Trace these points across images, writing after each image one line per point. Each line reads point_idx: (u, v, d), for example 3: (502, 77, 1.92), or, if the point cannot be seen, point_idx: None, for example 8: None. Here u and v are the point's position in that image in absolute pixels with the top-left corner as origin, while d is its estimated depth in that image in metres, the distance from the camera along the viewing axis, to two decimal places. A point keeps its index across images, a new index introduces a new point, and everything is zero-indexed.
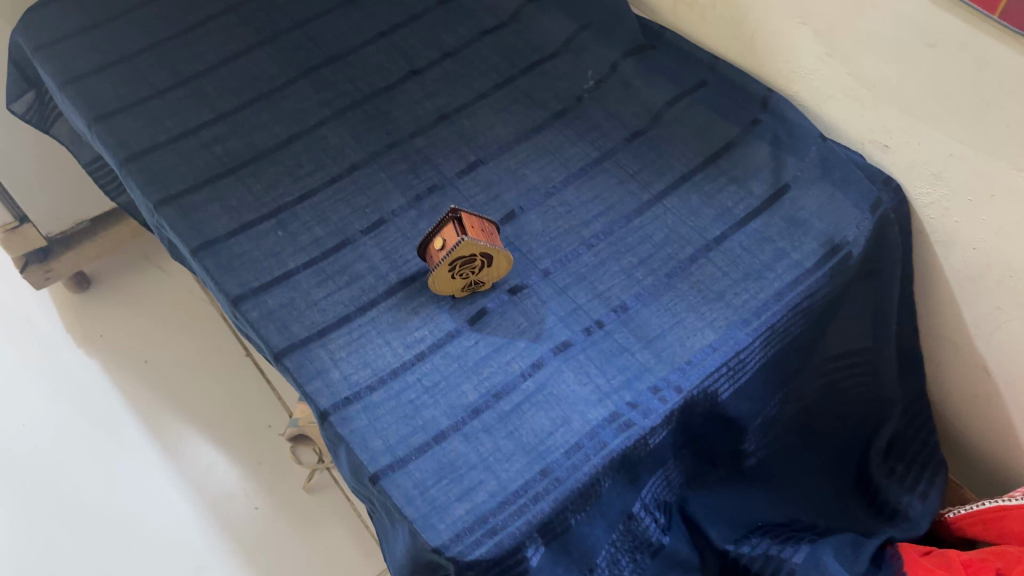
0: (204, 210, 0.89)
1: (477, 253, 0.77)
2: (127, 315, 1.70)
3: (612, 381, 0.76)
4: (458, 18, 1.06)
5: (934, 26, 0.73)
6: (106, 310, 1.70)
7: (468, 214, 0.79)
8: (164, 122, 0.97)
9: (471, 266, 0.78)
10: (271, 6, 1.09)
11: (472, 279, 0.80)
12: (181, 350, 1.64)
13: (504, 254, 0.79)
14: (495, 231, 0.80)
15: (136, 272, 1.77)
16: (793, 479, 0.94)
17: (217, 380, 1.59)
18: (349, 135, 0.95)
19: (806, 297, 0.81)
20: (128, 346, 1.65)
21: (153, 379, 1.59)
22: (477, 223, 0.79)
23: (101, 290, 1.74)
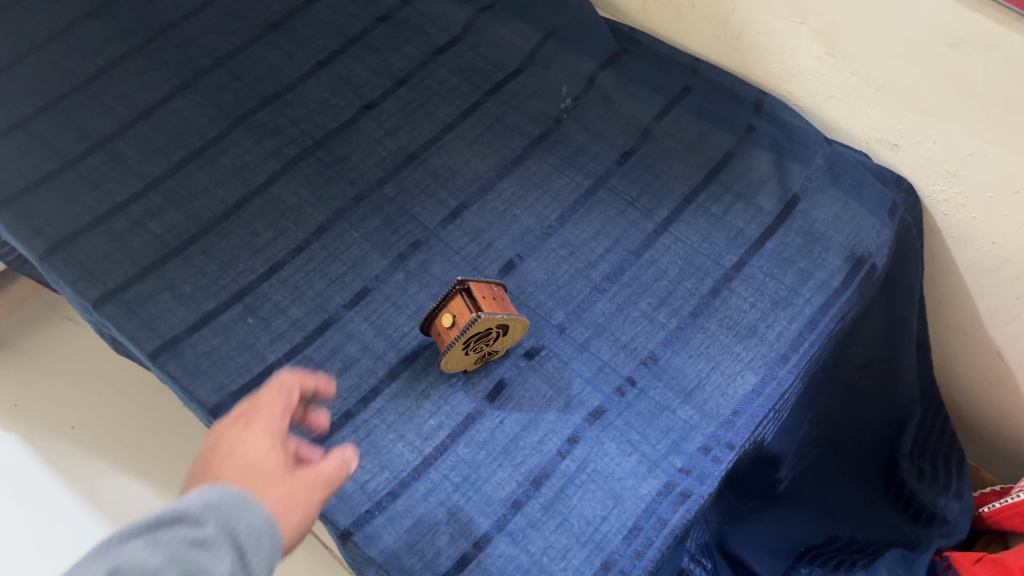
0: (155, 303, 0.76)
1: (495, 325, 0.68)
2: (43, 378, 1.47)
3: (657, 447, 0.70)
4: (403, 36, 0.94)
5: (957, 26, 0.67)
6: (15, 375, 1.47)
7: (476, 283, 0.70)
8: (84, 199, 0.82)
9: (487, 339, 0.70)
10: (181, 39, 0.94)
11: (487, 349, 0.71)
12: (109, 408, 1.42)
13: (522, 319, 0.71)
14: (507, 297, 0.72)
15: (44, 329, 1.54)
16: (827, 492, 0.89)
17: (164, 435, 1.39)
18: (308, 191, 0.83)
19: (839, 320, 0.76)
20: (51, 413, 1.42)
21: (81, 447, 1.38)
22: (487, 292, 0.70)
23: (6, 354, 1.50)
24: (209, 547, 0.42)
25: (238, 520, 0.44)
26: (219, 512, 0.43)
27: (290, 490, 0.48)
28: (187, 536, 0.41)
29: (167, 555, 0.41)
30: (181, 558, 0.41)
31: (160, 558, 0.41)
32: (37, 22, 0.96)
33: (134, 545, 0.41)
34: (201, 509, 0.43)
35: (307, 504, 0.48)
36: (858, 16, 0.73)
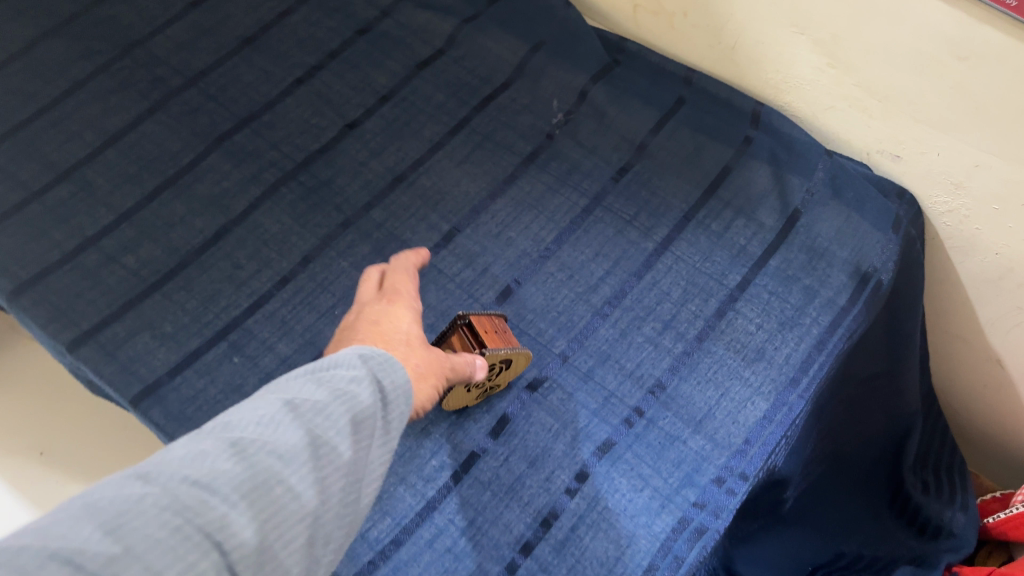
0: (134, 343, 0.72)
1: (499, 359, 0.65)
2: None
3: (669, 480, 0.67)
4: (384, 50, 0.90)
5: (966, 37, 0.65)
6: None
7: (477, 316, 0.67)
8: (52, 234, 0.78)
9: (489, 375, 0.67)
10: (149, 58, 0.89)
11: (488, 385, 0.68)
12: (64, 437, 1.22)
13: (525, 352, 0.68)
14: (508, 330, 0.69)
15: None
16: (827, 508, 0.86)
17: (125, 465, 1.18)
18: (291, 218, 0.79)
19: (847, 340, 0.74)
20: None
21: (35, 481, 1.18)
22: (488, 325, 0.67)
23: None
24: (364, 383, 0.47)
25: (388, 369, 0.50)
26: (375, 362, 0.49)
27: (428, 360, 0.56)
28: (347, 374, 0.47)
29: (333, 388, 0.46)
30: (349, 388, 0.47)
31: (327, 391, 0.46)
32: None
33: (302, 381, 0.47)
34: (361, 359, 0.49)
35: (449, 365, 0.58)
36: (861, 27, 0.70)
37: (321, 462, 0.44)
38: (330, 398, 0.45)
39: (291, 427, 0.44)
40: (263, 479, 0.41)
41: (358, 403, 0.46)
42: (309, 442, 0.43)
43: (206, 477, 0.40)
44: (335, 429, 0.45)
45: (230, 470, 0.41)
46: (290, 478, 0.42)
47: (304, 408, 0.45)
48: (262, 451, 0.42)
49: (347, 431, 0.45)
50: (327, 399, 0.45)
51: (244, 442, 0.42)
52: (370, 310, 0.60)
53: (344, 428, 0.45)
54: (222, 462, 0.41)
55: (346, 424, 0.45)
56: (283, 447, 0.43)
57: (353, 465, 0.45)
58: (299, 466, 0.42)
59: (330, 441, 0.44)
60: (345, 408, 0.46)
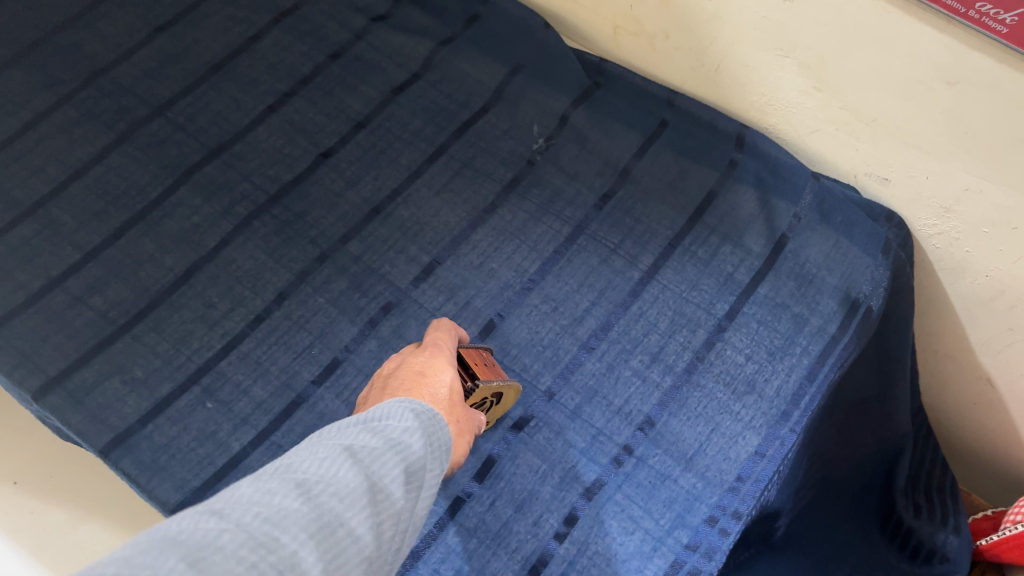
0: (102, 390, 0.69)
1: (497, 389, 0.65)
2: None
3: (660, 522, 0.65)
4: (358, 75, 0.88)
5: (955, 63, 0.63)
6: None
7: (467, 348, 0.66)
8: (15, 275, 0.75)
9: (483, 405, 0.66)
10: (114, 87, 0.86)
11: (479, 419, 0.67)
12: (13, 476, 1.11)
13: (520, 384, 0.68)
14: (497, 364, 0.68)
15: None
16: (818, 534, 0.84)
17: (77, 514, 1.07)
18: (265, 254, 0.77)
19: (838, 369, 0.72)
20: None
21: None
22: (477, 357, 0.66)
23: None
24: (417, 434, 0.48)
25: (435, 426, 0.50)
26: (426, 412, 0.50)
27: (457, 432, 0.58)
28: (400, 424, 0.47)
29: (389, 435, 0.47)
30: (403, 437, 0.47)
31: (384, 438, 0.46)
32: None
33: (356, 431, 0.47)
34: (413, 410, 0.49)
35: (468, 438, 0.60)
36: (848, 51, 0.69)
37: (380, 508, 0.43)
38: (389, 445, 0.46)
39: (352, 471, 0.43)
40: (329, 520, 0.41)
41: (411, 452, 0.47)
42: (371, 486, 0.43)
43: (276, 513, 0.40)
44: (394, 475, 0.45)
45: (298, 509, 0.40)
46: (352, 522, 0.41)
47: (364, 454, 0.45)
48: (325, 493, 0.42)
49: (404, 479, 0.46)
50: (387, 445, 0.46)
51: (310, 483, 0.42)
52: (421, 367, 0.59)
53: (401, 475, 0.45)
54: (290, 500, 0.40)
55: (400, 473, 0.45)
56: (348, 488, 0.42)
57: (404, 515, 0.45)
58: (364, 509, 0.42)
59: (387, 487, 0.44)
60: (401, 457, 0.46)
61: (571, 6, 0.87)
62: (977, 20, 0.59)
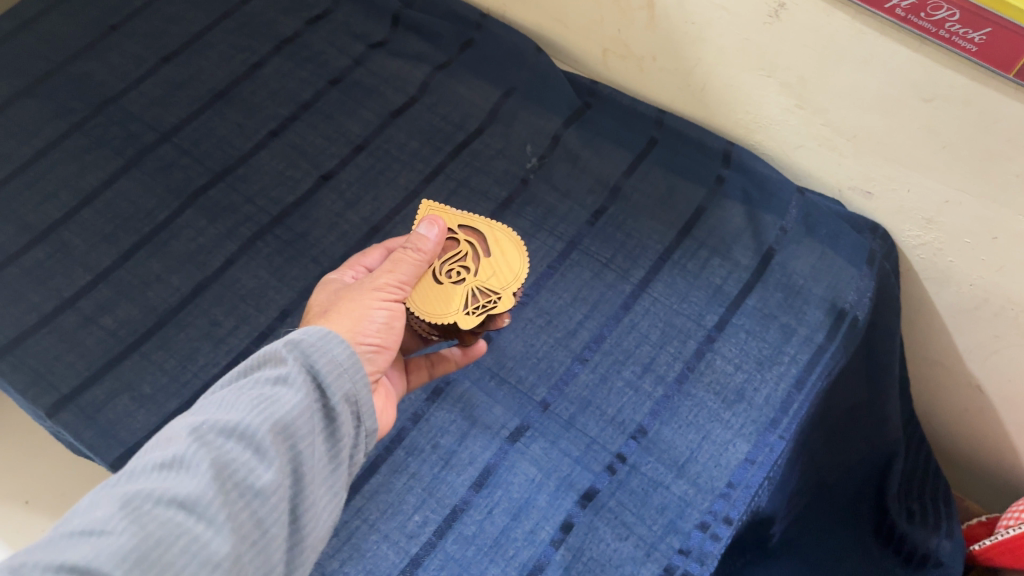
0: (113, 406, 0.72)
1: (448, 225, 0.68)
2: None
3: (653, 527, 0.67)
4: (357, 99, 0.91)
5: (929, 81, 0.66)
6: None
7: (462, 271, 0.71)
8: (30, 296, 0.78)
9: (454, 256, 0.66)
10: (123, 115, 0.90)
11: (471, 287, 0.65)
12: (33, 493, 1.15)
13: (492, 225, 0.68)
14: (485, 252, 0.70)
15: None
16: (813, 539, 0.86)
17: None
18: (268, 273, 0.79)
19: (826, 377, 0.74)
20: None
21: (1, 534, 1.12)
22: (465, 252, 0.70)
23: None
24: (272, 400, 0.50)
25: (332, 341, 0.54)
26: (305, 347, 0.53)
27: (333, 305, 0.60)
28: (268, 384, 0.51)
29: (247, 404, 0.50)
30: (254, 410, 0.49)
31: (235, 417, 0.49)
32: None
33: (217, 406, 0.50)
34: (287, 348, 0.53)
35: (353, 296, 0.60)
36: (827, 71, 0.71)
37: (239, 485, 0.47)
38: (238, 422, 0.48)
39: (199, 458, 0.46)
40: (166, 532, 0.43)
41: (268, 421, 0.49)
42: (220, 465, 0.47)
43: (88, 557, 0.41)
44: (246, 451, 0.48)
45: (122, 534, 0.42)
46: (196, 527, 0.44)
47: (211, 436, 0.48)
48: (163, 492, 0.45)
49: (260, 448, 0.48)
50: (236, 425, 0.48)
51: (159, 472, 0.46)
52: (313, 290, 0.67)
53: (252, 447, 0.48)
54: (116, 526, 0.43)
55: (269, 432, 0.49)
56: (192, 476, 0.46)
57: (283, 475, 0.49)
58: (213, 492, 0.46)
59: (244, 465, 0.47)
60: (260, 422, 0.49)
61: (562, 30, 0.90)
62: (946, 39, 0.62)
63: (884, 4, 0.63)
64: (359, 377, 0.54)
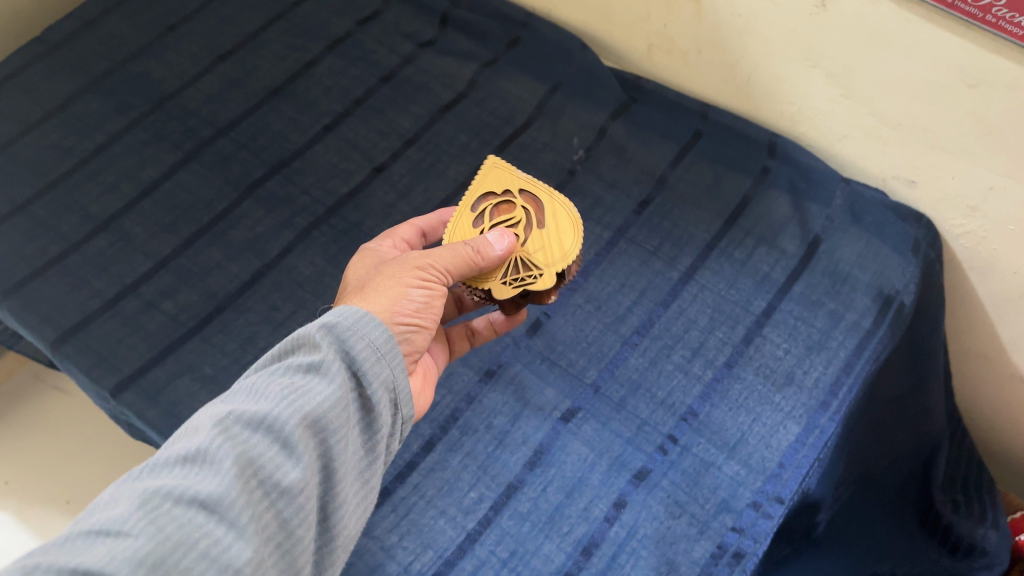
0: (175, 386, 0.74)
1: (508, 188, 0.67)
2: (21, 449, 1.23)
3: (705, 506, 0.67)
4: (408, 95, 0.93)
5: (975, 66, 0.67)
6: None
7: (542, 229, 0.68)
8: (92, 282, 0.81)
9: (506, 220, 0.65)
10: (182, 111, 0.93)
11: (516, 256, 0.63)
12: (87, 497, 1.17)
13: (554, 196, 0.66)
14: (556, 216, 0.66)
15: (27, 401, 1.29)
16: (860, 530, 0.85)
17: None
18: (324, 260, 0.81)
19: (875, 362, 0.74)
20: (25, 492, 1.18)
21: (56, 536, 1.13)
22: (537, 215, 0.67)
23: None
24: (302, 390, 0.48)
25: (367, 326, 0.53)
26: (340, 333, 0.51)
27: (373, 283, 0.59)
28: (295, 375, 0.49)
29: (276, 395, 0.48)
30: (284, 401, 0.47)
31: (264, 407, 0.47)
32: (32, 101, 0.95)
33: (242, 397, 0.48)
34: (321, 333, 0.51)
35: (393, 275, 0.59)
36: (873, 60, 0.73)
37: (266, 481, 0.44)
38: (266, 413, 0.46)
39: (225, 451, 0.44)
40: (186, 534, 0.40)
41: (299, 412, 0.47)
42: (247, 459, 0.44)
43: (103, 557, 0.38)
44: (273, 445, 0.46)
45: (141, 534, 0.40)
46: (218, 528, 0.42)
47: (237, 428, 0.45)
48: (184, 489, 0.42)
49: (290, 442, 0.46)
50: (264, 417, 0.46)
51: (182, 466, 0.44)
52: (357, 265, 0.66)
53: (280, 441, 0.46)
54: (134, 523, 0.40)
55: (298, 423, 0.47)
56: (217, 472, 0.43)
57: (312, 470, 0.47)
58: (239, 489, 0.43)
59: (272, 460, 0.45)
60: (289, 414, 0.47)
61: (607, 27, 0.93)
62: (993, 24, 0.63)
63: None
64: (396, 366, 0.53)
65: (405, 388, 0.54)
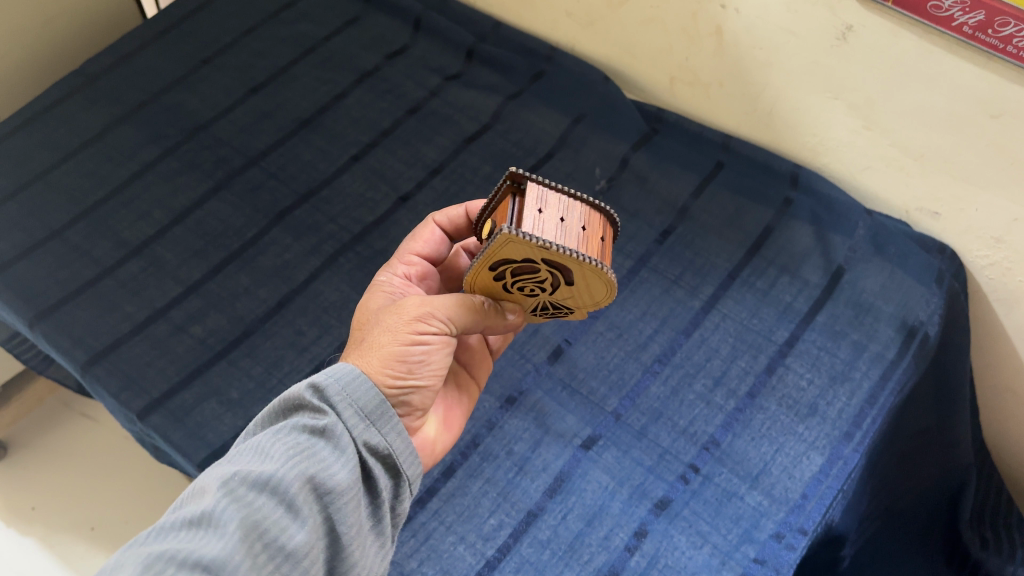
0: (201, 409, 0.75)
1: (532, 259, 0.53)
2: (50, 475, 1.25)
3: (728, 537, 0.66)
4: (433, 127, 0.95)
5: (997, 97, 0.67)
6: (16, 477, 1.24)
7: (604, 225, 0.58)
8: (123, 306, 0.82)
9: (533, 278, 0.57)
10: (214, 141, 0.96)
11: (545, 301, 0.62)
12: (112, 526, 1.18)
13: (588, 267, 0.53)
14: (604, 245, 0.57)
15: (56, 426, 1.31)
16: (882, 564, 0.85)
17: None
18: (349, 286, 0.83)
19: (899, 394, 0.73)
20: (53, 518, 1.19)
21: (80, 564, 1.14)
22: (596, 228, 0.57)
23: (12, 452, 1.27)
24: (304, 452, 0.49)
25: (356, 388, 0.53)
26: (332, 395, 0.52)
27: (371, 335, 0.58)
28: (299, 437, 0.49)
29: (281, 457, 0.48)
30: (287, 462, 0.48)
31: (269, 468, 0.47)
32: (70, 130, 0.98)
33: (247, 457, 0.48)
34: (314, 394, 0.52)
35: (389, 328, 0.57)
36: (894, 91, 0.73)
37: (270, 545, 0.44)
38: (272, 474, 0.46)
39: (229, 515, 0.44)
40: None
41: (303, 474, 0.48)
42: (251, 522, 0.45)
43: None
44: (279, 507, 0.46)
45: None
46: None
47: (242, 490, 0.46)
48: (188, 554, 0.42)
49: (294, 504, 0.46)
50: (269, 478, 0.46)
51: (187, 530, 0.44)
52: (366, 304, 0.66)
53: (285, 504, 0.46)
54: None
55: (303, 487, 0.47)
56: (222, 536, 0.43)
57: (316, 535, 0.47)
58: (242, 554, 0.43)
59: (276, 524, 0.45)
60: (294, 477, 0.47)
61: (630, 62, 0.94)
62: (1015, 54, 0.63)
63: (952, 22, 0.65)
64: (388, 430, 0.54)
65: (401, 449, 0.54)
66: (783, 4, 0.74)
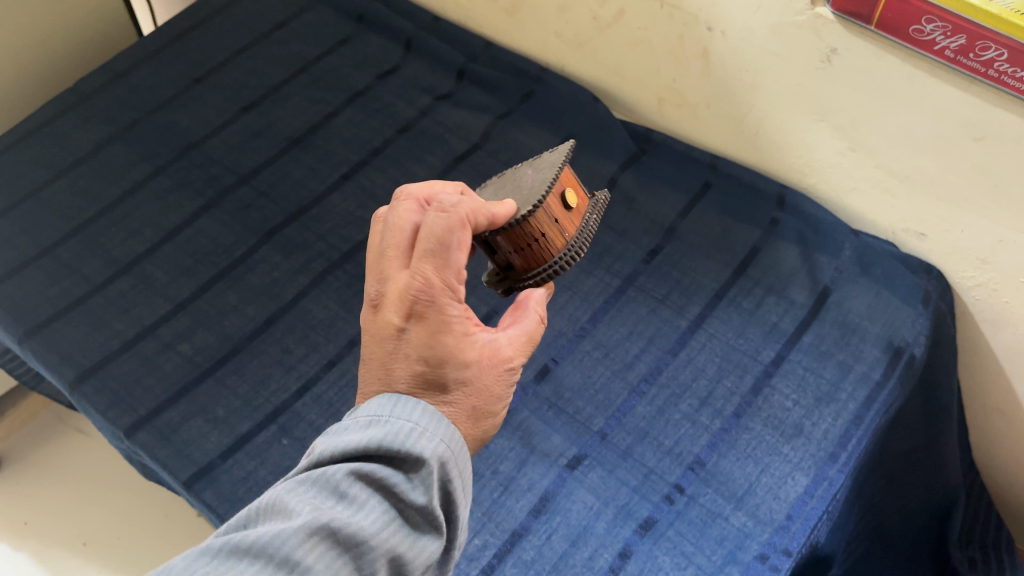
0: (188, 428, 0.75)
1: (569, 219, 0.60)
2: (40, 491, 1.24)
3: (713, 557, 0.66)
4: (423, 146, 0.96)
5: (980, 119, 0.67)
6: (8, 494, 1.24)
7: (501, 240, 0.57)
8: (112, 324, 0.82)
9: None
10: (205, 160, 0.96)
11: None
12: (102, 546, 1.17)
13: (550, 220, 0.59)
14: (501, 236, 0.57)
15: (49, 443, 1.30)
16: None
17: None
18: (337, 304, 0.83)
19: (885, 415, 0.73)
20: (43, 537, 1.19)
21: None
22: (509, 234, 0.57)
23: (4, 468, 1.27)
24: (394, 519, 0.46)
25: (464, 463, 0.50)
26: (451, 469, 0.48)
27: (482, 400, 0.53)
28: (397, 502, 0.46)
29: (373, 520, 0.45)
30: (378, 527, 0.45)
31: (360, 533, 0.44)
32: (63, 148, 0.98)
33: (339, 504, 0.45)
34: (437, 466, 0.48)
35: (500, 385, 0.54)
36: (878, 113, 0.74)
37: None
38: (360, 543, 0.43)
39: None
40: None
41: (391, 548, 0.45)
42: None
43: None
44: None
45: None
46: None
47: (326, 551, 0.43)
48: None
49: None
50: (354, 546, 0.43)
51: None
52: (401, 339, 0.51)
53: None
54: None
55: (385, 562, 0.45)
56: None
57: None
58: None
59: None
60: (380, 552, 0.44)
61: (619, 82, 0.95)
62: (995, 78, 0.64)
63: (933, 46, 0.66)
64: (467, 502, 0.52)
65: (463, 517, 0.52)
66: (767, 27, 0.75)
